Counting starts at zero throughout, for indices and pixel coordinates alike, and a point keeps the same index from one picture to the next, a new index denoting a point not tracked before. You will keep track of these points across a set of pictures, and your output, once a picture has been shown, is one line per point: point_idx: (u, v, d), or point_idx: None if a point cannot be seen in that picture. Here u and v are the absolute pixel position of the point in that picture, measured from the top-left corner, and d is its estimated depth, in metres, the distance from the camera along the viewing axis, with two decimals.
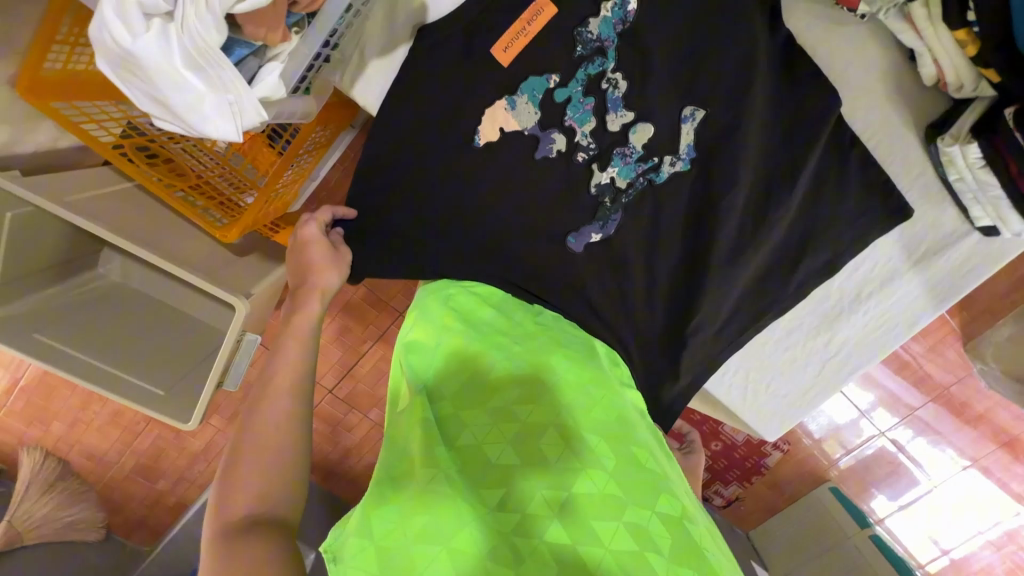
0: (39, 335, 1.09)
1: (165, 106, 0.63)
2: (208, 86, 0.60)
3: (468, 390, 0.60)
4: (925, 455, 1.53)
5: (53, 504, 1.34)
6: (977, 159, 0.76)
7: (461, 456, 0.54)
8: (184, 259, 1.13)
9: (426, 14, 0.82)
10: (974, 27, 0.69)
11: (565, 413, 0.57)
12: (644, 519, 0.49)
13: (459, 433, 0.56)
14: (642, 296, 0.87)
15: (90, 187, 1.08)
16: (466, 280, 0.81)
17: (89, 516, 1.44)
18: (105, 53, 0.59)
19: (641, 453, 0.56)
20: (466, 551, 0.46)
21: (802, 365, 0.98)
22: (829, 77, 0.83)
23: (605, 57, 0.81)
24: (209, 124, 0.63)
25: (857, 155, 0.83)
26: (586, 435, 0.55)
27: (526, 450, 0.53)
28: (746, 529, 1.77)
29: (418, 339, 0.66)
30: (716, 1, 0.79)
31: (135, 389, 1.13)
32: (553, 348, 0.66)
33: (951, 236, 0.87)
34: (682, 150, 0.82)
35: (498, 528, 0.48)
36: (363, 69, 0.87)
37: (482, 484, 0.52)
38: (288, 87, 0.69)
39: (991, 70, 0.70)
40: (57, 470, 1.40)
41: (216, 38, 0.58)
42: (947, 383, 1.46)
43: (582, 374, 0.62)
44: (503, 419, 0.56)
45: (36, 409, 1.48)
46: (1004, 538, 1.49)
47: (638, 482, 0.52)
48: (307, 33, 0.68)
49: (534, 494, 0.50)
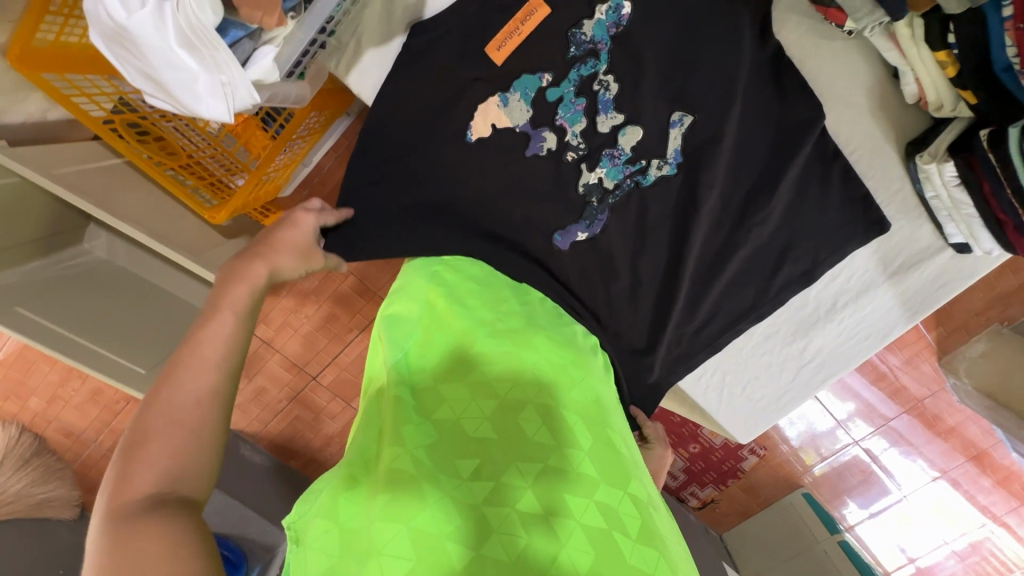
0: (25, 311, 1.08)
1: (157, 83, 0.62)
2: (202, 66, 0.60)
3: (448, 365, 0.60)
4: (900, 467, 1.57)
5: (27, 479, 1.33)
6: (953, 177, 0.78)
7: (437, 427, 0.54)
8: (169, 236, 1.16)
9: (423, 11, 0.84)
10: (954, 49, 0.70)
11: (544, 392, 0.57)
12: (613, 500, 0.51)
13: (436, 406, 0.56)
14: (625, 296, 0.88)
15: (77, 161, 1.06)
16: (444, 254, 0.79)
17: (64, 494, 1.40)
18: (100, 28, 0.59)
19: (614, 438, 0.58)
20: (434, 521, 0.46)
21: (778, 369, 1.00)
22: (816, 91, 0.85)
23: (597, 59, 0.82)
24: (200, 103, 0.62)
25: (838, 169, 0.85)
26: (563, 414, 0.56)
27: (503, 425, 0.54)
28: (720, 531, 1.80)
29: (399, 312, 0.66)
30: (708, 9, 0.80)
31: (118, 367, 1.16)
32: (536, 329, 0.66)
33: (925, 250, 0.90)
34: (669, 154, 0.84)
35: (468, 500, 0.48)
36: (358, 59, 0.88)
37: (456, 456, 0.52)
38: (282, 71, 0.69)
39: (970, 91, 0.73)
40: (32, 446, 1.39)
41: (210, 17, 0.59)
42: (922, 396, 1.50)
43: (563, 357, 0.63)
44: (482, 393, 0.57)
45: (13, 383, 1.47)
46: (968, 548, 1.54)
47: (612, 464, 0.54)
48: (302, 19, 0.68)
49: (508, 468, 0.50)
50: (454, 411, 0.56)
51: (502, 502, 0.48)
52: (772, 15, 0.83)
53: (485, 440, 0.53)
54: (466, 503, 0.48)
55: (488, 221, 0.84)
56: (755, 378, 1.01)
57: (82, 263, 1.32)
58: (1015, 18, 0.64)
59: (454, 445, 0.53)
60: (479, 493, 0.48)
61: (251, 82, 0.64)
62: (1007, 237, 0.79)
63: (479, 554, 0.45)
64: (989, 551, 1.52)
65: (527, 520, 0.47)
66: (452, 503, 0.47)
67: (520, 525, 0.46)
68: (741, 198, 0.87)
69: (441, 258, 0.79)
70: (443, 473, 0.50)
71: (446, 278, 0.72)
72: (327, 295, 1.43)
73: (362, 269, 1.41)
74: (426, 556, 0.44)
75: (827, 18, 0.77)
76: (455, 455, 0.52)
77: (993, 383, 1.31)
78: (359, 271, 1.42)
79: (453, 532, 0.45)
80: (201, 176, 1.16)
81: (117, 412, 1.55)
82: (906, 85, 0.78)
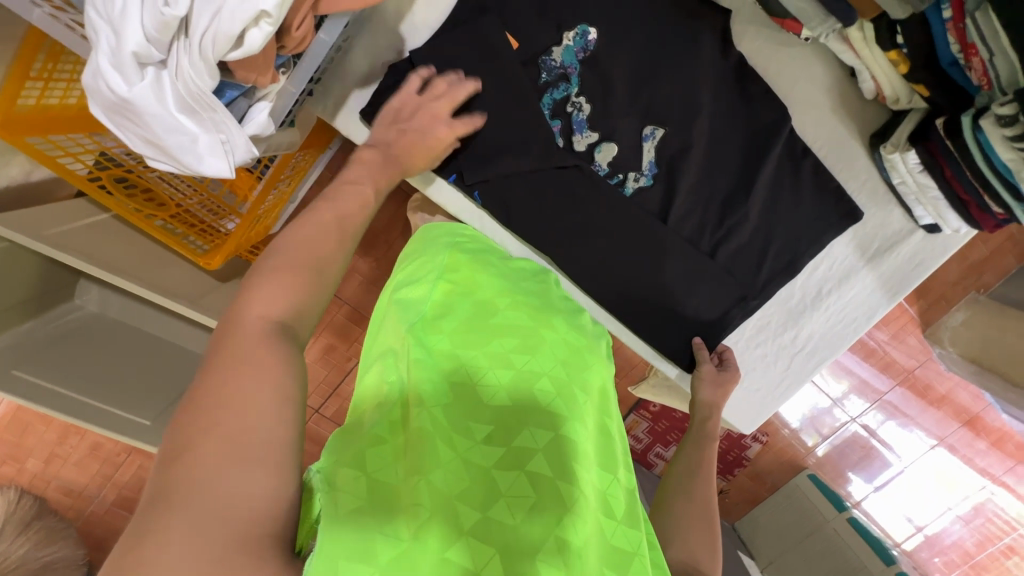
0: (25, 375, 1.08)
1: (158, 146, 0.62)
2: (202, 128, 0.61)
3: (462, 335, 0.66)
4: (896, 437, 1.62)
5: (32, 542, 1.32)
6: (916, 165, 0.83)
7: (455, 391, 0.61)
8: (164, 282, 1.15)
9: (427, 26, 0.84)
10: (902, 48, 0.75)
11: (559, 366, 0.65)
12: (602, 483, 0.60)
13: (453, 368, 0.62)
14: (620, 287, 0.94)
15: (70, 219, 1.08)
16: (443, 225, 0.86)
17: (71, 553, 1.41)
18: (99, 99, 0.59)
19: (605, 424, 0.67)
20: (448, 477, 0.53)
21: (771, 363, 1.01)
22: (780, 94, 0.90)
23: (568, 82, 0.85)
24: (201, 163, 0.63)
25: (809, 165, 0.90)
26: (575, 393, 0.64)
27: (518, 392, 0.61)
28: (731, 521, 1.79)
29: (413, 281, 0.73)
30: (670, 27, 0.84)
31: (118, 419, 1.16)
32: (550, 315, 0.73)
33: (898, 234, 0.94)
34: (644, 167, 0.89)
35: (482, 462, 0.55)
36: (344, 101, 0.85)
37: (474, 419, 0.59)
38: (277, 124, 0.70)
39: (921, 86, 0.78)
40: (32, 508, 1.38)
41: (207, 84, 0.59)
42: (912, 367, 1.56)
43: (579, 341, 0.71)
44: (499, 363, 0.64)
45: (7, 447, 1.47)
46: (972, 512, 1.59)
47: (606, 451, 0.64)
48: (292, 74, 0.68)
49: (519, 432, 0.58)
50: (471, 376, 0.62)
51: (512, 467, 0.55)
52: (732, 28, 0.86)
53: (499, 408, 0.60)
54: (478, 465, 0.55)
55: (510, 216, 0.90)
56: (749, 368, 1.01)
57: (75, 319, 1.32)
58: (954, 19, 0.68)
59: (473, 411, 0.59)
60: (492, 457, 0.56)
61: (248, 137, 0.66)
62: (971, 215, 0.84)
63: (484, 516, 0.52)
64: (992, 513, 1.57)
65: (533, 483, 0.54)
66: (465, 465, 0.55)
67: (526, 486, 0.54)
68: (721, 199, 0.91)
69: (462, 227, 0.84)
70: (459, 434, 0.57)
71: (452, 261, 0.76)
72: (324, 326, 1.45)
73: (355, 297, 1.43)
74: (441, 509, 0.51)
75: (783, 28, 0.78)
76: (470, 420, 0.59)
77: (974, 350, 1.40)
78: (353, 300, 1.44)
79: (465, 493, 0.53)
80: (191, 224, 1.18)
81: (118, 464, 1.56)
82: (864, 82, 0.83)
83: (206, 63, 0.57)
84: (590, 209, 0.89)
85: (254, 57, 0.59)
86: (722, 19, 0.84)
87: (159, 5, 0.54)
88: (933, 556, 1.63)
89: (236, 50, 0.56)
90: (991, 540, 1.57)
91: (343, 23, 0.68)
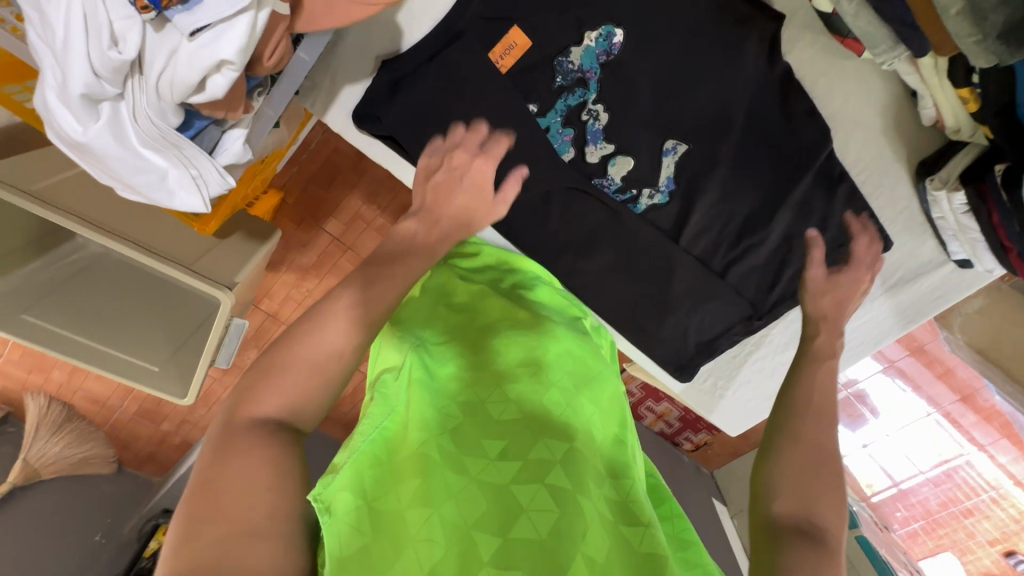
0: (38, 319, 1.10)
1: (122, 182, 0.64)
2: (170, 163, 0.64)
3: (467, 358, 0.69)
4: (892, 398, 1.54)
5: (64, 441, 1.43)
6: (961, 206, 0.78)
7: (463, 410, 0.63)
8: (161, 244, 1.09)
9: (436, 13, 0.80)
10: (977, 87, 0.69)
11: (565, 380, 0.68)
12: (616, 494, 0.60)
13: (456, 392, 0.65)
14: (623, 293, 0.96)
15: (65, 168, 1.04)
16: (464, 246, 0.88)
17: (99, 451, 1.54)
18: (59, 136, 0.61)
19: (619, 434, 0.69)
20: (459, 503, 0.53)
21: (770, 377, 1.07)
22: (824, 115, 0.85)
23: (586, 88, 0.80)
24: (174, 198, 0.65)
25: (843, 191, 0.86)
26: (580, 404, 0.66)
27: (527, 407, 0.63)
28: (711, 469, 1.90)
29: (412, 307, 0.76)
30: (703, 37, 0.79)
31: (129, 365, 1.17)
32: (554, 327, 0.76)
33: (926, 265, 0.92)
34: (661, 183, 0.86)
35: (499, 478, 0.56)
36: (335, 96, 0.85)
37: (487, 434, 0.60)
38: (254, 148, 0.72)
39: (988, 127, 0.71)
40: (63, 413, 1.48)
41: (172, 120, 0.63)
42: (924, 341, 1.47)
43: (582, 352, 0.75)
44: (506, 378, 0.66)
45: (35, 358, 1.49)
46: (942, 475, 1.47)
47: (616, 463, 0.65)
48: (270, 95, 0.70)
49: (534, 447, 0.58)
50: (479, 395, 0.64)
51: (532, 479, 0.55)
52: (783, 35, 0.81)
53: (510, 422, 0.61)
54: (495, 481, 0.55)
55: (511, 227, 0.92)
56: (747, 381, 1.08)
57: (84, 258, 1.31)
58: None
59: (483, 428, 0.61)
60: (509, 471, 0.56)
61: (222, 166, 0.68)
62: (1008, 261, 0.79)
63: (506, 539, 0.51)
64: (962, 479, 1.44)
65: (555, 496, 0.54)
66: (480, 487, 0.55)
67: (548, 500, 0.53)
68: (740, 220, 0.88)
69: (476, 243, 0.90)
70: (472, 455, 0.58)
71: (449, 285, 0.80)
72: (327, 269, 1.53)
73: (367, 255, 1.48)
74: (454, 543, 0.50)
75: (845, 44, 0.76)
76: (482, 437, 0.59)
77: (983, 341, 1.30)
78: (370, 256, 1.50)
79: (480, 520, 0.52)
80: None
81: None
82: (925, 109, 0.78)
83: (164, 102, 0.61)
84: (600, 222, 0.90)
85: (219, 99, 0.62)
86: (772, 29, 0.78)
87: (105, 47, 0.56)
88: (898, 510, 1.52)
89: (199, 95, 0.60)
90: (953, 502, 1.44)
91: (321, 40, 0.71)
